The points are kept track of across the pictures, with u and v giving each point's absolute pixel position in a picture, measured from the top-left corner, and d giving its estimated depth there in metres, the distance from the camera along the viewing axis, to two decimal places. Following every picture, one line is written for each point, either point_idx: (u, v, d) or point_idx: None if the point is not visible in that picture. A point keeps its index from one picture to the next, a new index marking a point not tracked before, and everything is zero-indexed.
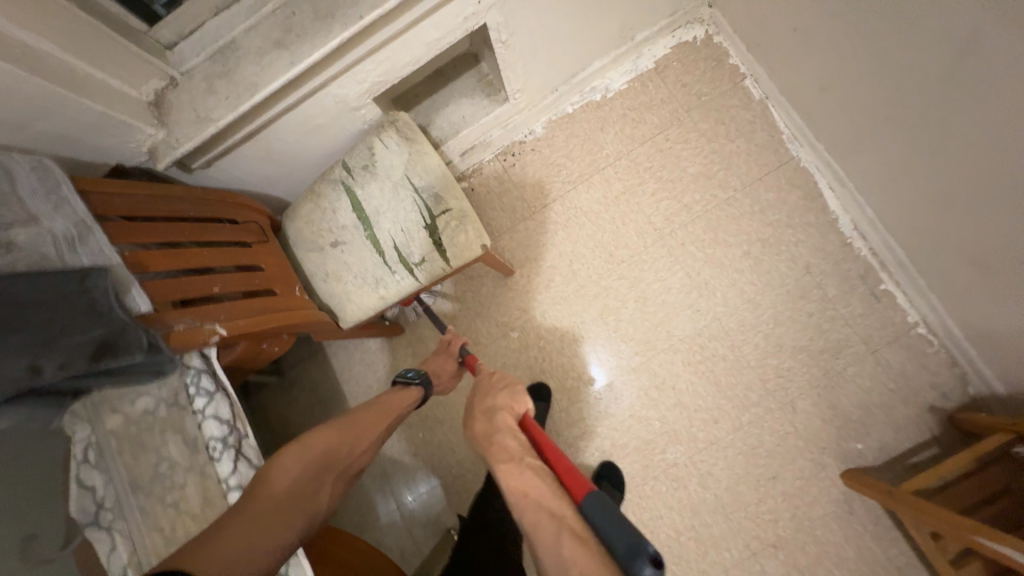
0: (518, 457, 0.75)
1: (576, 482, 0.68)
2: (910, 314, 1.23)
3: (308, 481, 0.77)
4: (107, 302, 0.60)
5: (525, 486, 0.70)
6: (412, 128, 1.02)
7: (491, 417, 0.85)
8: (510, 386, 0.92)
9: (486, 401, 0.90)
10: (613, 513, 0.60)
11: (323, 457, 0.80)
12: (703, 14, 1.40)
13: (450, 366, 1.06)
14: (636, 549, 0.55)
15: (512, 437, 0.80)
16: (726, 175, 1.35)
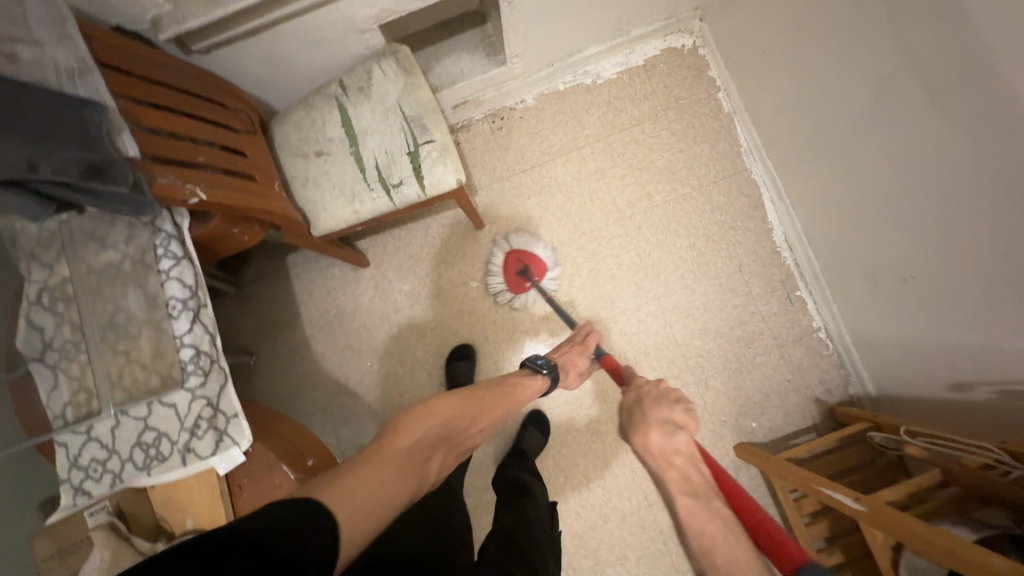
0: (704, 496, 0.76)
1: (784, 543, 0.67)
2: (815, 319, 1.42)
3: (430, 446, 0.73)
4: (98, 132, 0.63)
5: (722, 546, 0.69)
6: (411, 62, 1.09)
7: (671, 436, 0.86)
8: (686, 402, 0.93)
9: (650, 420, 0.90)
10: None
11: (445, 428, 0.77)
12: (694, 25, 1.54)
13: (581, 360, 1.13)
14: None
15: (694, 468, 0.81)
16: (687, 174, 1.50)
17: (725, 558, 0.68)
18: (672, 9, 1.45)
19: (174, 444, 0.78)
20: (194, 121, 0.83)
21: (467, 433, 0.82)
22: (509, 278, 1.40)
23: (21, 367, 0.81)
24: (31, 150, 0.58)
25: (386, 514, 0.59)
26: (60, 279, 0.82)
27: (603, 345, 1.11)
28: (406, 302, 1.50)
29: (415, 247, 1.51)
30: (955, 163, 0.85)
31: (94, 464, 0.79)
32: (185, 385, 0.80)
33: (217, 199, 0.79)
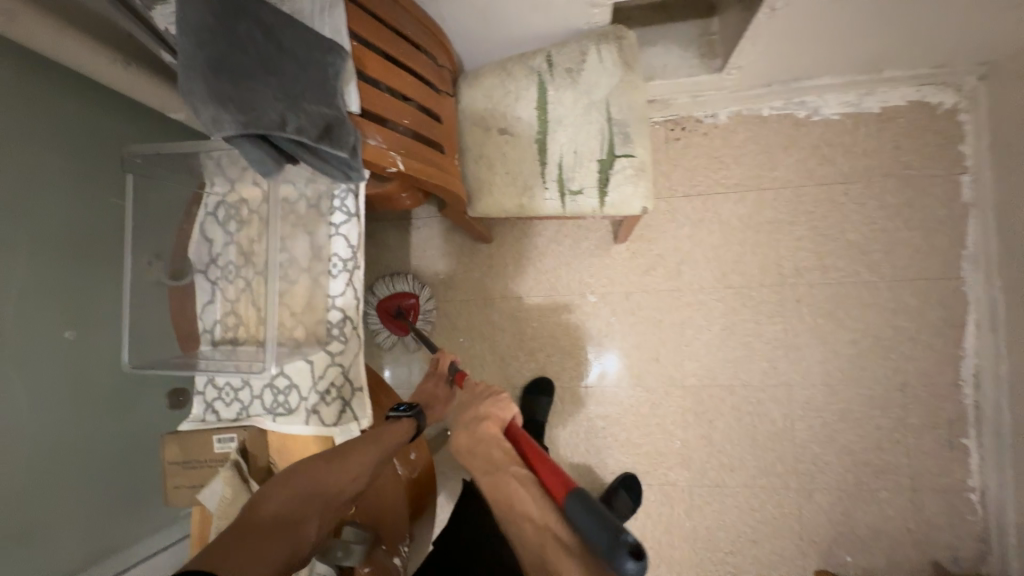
0: (504, 467, 0.71)
1: (559, 483, 0.66)
2: (973, 477, 1.19)
3: (301, 507, 0.62)
4: (333, 86, 0.56)
5: (528, 512, 0.65)
6: (634, 54, 0.94)
7: (473, 428, 0.77)
8: (495, 393, 0.83)
9: (468, 415, 0.81)
10: (592, 510, 0.58)
11: (315, 480, 0.65)
12: (965, 82, 1.21)
13: (438, 388, 0.98)
14: (613, 540, 0.55)
15: (498, 447, 0.74)
16: (880, 258, 1.25)
17: (530, 521, 0.64)
18: (952, 57, 1.14)
19: (302, 400, 0.78)
20: (406, 74, 0.75)
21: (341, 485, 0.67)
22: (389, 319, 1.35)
23: (185, 275, 0.81)
24: (281, 104, 0.50)
25: None
26: (238, 198, 0.82)
27: (453, 361, 0.93)
28: (512, 292, 1.43)
29: (540, 239, 1.42)
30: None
31: (227, 388, 0.80)
32: (326, 346, 0.78)
33: (411, 173, 0.71)
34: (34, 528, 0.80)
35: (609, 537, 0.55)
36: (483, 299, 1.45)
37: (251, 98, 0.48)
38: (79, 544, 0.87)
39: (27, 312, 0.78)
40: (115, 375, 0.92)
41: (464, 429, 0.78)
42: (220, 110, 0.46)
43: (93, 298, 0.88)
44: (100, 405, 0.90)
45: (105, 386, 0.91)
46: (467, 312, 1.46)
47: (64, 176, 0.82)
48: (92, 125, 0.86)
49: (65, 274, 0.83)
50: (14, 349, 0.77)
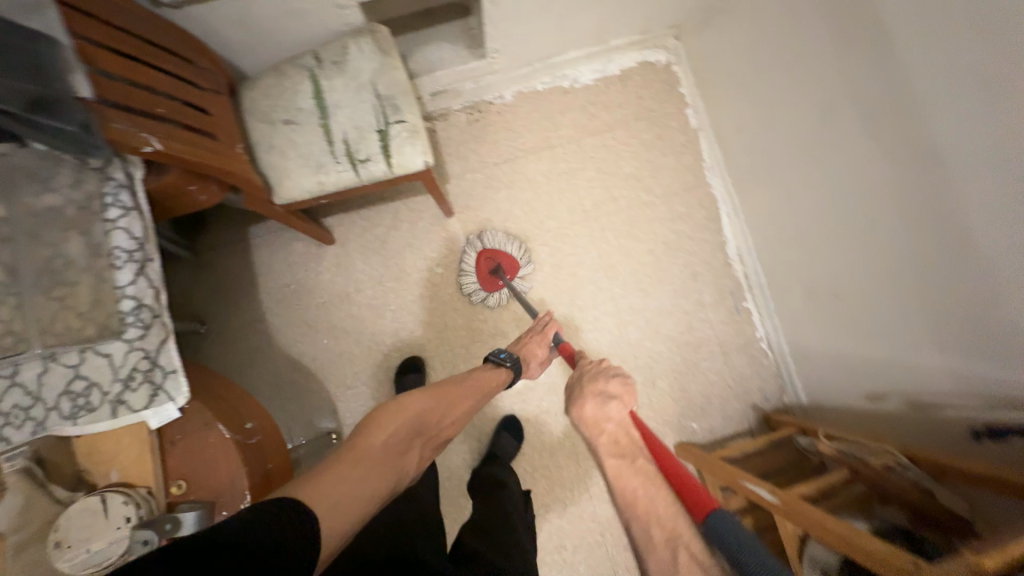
0: (631, 458, 0.80)
1: (699, 498, 0.71)
2: (759, 330, 1.51)
3: (403, 442, 0.79)
4: (51, 70, 0.66)
5: (655, 511, 0.70)
6: (389, 43, 1.10)
7: (602, 407, 0.88)
8: (624, 376, 0.94)
9: (597, 382, 0.93)
10: (746, 539, 0.63)
11: (419, 423, 0.83)
12: (669, 42, 1.60)
13: (539, 354, 1.15)
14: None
15: (626, 434, 0.85)
16: (652, 182, 1.56)
17: (658, 525, 0.69)
18: (650, 24, 1.51)
19: (105, 395, 0.77)
20: (156, 72, 0.82)
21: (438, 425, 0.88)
22: (481, 276, 1.44)
23: None
24: None
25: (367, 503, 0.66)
26: None
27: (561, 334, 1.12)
28: (367, 283, 1.50)
29: (381, 229, 1.52)
30: (850, 201, 1.04)
31: (15, 414, 0.74)
32: (123, 336, 0.79)
33: (173, 153, 0.77)
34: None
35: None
36: (340, 297, 1.49)
37: None
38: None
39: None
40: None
41: (593, 405, 0.88)
42: None
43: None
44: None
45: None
46: (326, 313, 1.49)
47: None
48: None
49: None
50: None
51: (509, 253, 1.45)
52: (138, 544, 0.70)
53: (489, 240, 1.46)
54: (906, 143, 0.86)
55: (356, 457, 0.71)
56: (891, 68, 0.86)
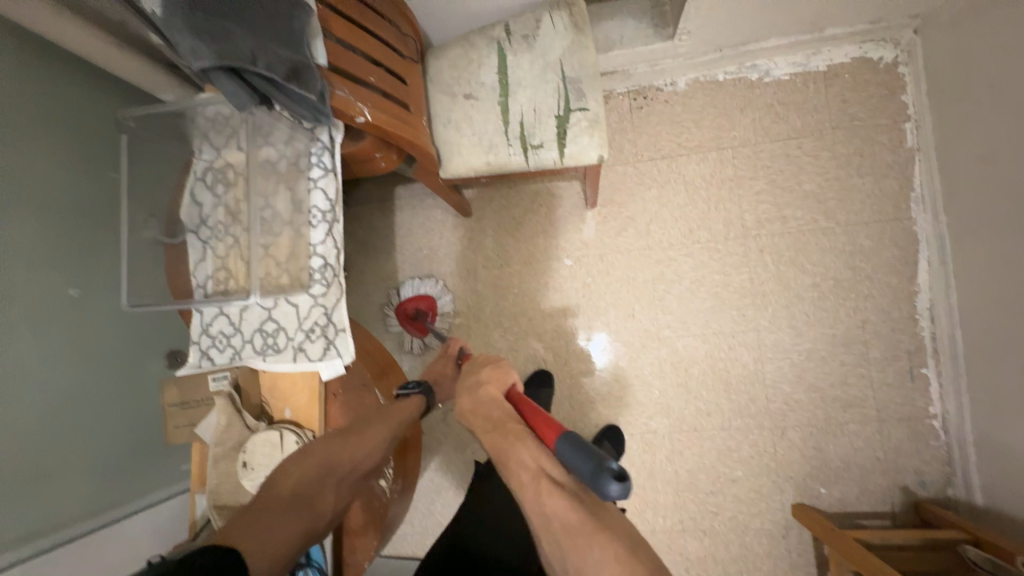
0: (503, 427, 0.70)
1: (549, 429, 0.65)
2: (934, 406, 1.26)
3: (314, 483, 0.70)
4: (300, 36, 0.64)
5: (522, 461, 0.64)
6: (584, 19, 1.01)
7: (475, 389, 0.78)
8: (495, 360, 0.83)
9: (470, 380, 0.81)
10: (583, 448, 0.57)
11: (327, 457, 0.72)
12: (903, 37, 1.30)
13: (448, 369, 1.01)
14: (599, 466, 0.53)
15: (497, 408, 0.74)
16: (835, 206, 1.33)
17: (524, 468, 0.64)
18: (887, 13, 1.23)
19: (290, 340, 0.84)
20: (371, 38, 0.83)
21: (355, 462, 0.75)
22: (408, 326, 1.42)
23: (178, 234, 0.88)
24: (252, 43, 0.59)
25: (276, 552, 0.60)
26: (224, 163, 0.88)
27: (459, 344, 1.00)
28: (494, 261, 1.50)
29: (518, 209, 1.50)
30: None
31: (221, 337, 0.86)
32: (309, 290, 0.85)
33: (379, 124, 0.79)
34: (49, 468, 0.88)
35: (591, 466, 0.54)
36: (466, 270, 1.52)
37: (224, 33, 0.58)
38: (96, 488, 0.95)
39: (43, 271, 0.88)
40: (131, 328, 1.05)
41: (466, 390, 0.79)
42: (197, 44, 0.56)
43: (106, 262, 1.00)
44: (112, 362, 1.00)
45: (118, 346, 1.01)
46: (451, 284, 1.52)
47: (79, 153, 0.95)
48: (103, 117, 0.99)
49: (84, 239, 0.96)
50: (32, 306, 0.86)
51: (427, 293, 1.46)
52: None
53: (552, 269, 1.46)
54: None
55: (254, 512, 0.64)
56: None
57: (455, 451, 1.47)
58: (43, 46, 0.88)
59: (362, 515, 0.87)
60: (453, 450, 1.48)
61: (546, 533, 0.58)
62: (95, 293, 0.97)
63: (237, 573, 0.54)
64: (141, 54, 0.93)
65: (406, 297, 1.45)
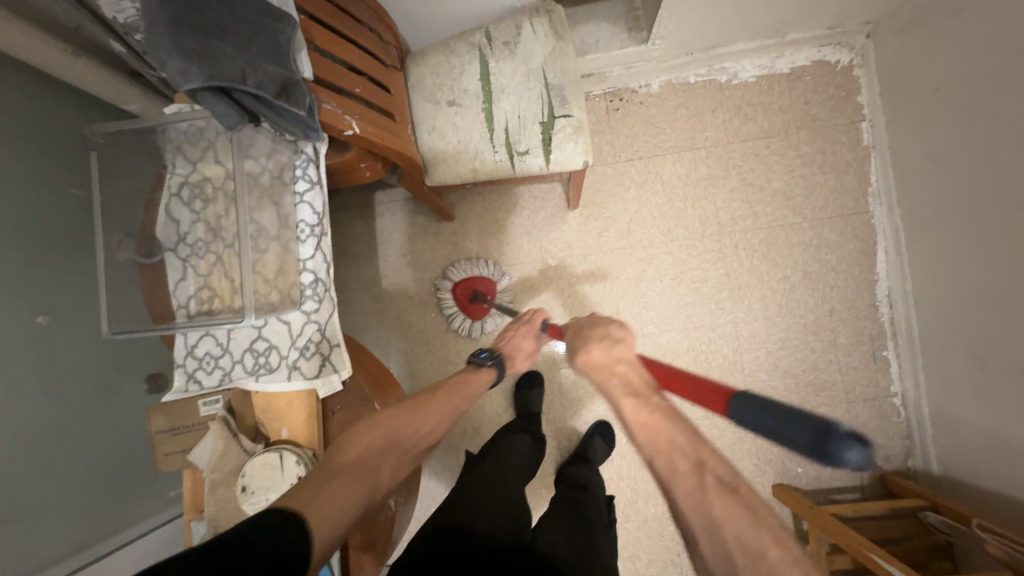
0: (646, 397, 0.65)
1: (715, 394, 0.60)
2: (895, 384, 1.36)
3: (379, 456, 0.70)
4: (286, 51, 0.62)
5: (676, 450, 0.57)
6: (564, 26, 1.03)
7: (608, 347, 0.72)
8: (618, 320, 0.77)
9: (592, 334, 0.76)
10: (789, 413, 0.52)
11: (392, 432, 0.73)
12: (857, 41, 1.38)
13: (527, 348, 0.96)
14: (825, 434, 0.48)
15: (638, 373, 0.69)
16: (802, 202, 1.40)
17: (682, 461, 0.56)
18: (842, 19, 1.30)
19: (283, 358, 0.83)
20: (353, 47, 0.81)
21: (417, 437, 0.76)
22: (466, 308, 1.44)
23: (155, 253, 0.84)
24: (242, 62, 0.58)
25: (339, 522, 0.60)
26: (201, 177, 0.85)
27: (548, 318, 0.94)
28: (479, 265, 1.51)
29: (501, 212, 1.50)
30: None
31: (208, 358, 0.83)
32: (301, 306, 0.84)
33: (368, 136, 0.78)
34: (24, 511, 0.83)
35: (814, 433, 0.49)
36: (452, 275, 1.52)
37: (212, 53, 0.56)
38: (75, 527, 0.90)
39: (7, 299, 0.82)
40: (104, 354, 0.99)
41: (594, 348, 0.73)
42: (185, 65, 0.54)
43: (74, 284, 0.94)
44: (87, 390, 0.95)
45: (90, 374, 0.96)
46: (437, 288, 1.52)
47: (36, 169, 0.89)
48: (61, 131, 0.93)
49: (48, 262, 0.90)
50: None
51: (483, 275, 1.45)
52: None
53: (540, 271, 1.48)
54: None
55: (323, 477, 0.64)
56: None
57: (450, 456, 1.47)
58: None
59: (361, 534, 0.86)
60: (446, 456, 1.48)
61: (710, 542, 0.52)
62: (62, 320, 0.91)
63: (296, 541, 0.54)
64: (102, 63, 0.88)
65: (462, 279, 1.45)
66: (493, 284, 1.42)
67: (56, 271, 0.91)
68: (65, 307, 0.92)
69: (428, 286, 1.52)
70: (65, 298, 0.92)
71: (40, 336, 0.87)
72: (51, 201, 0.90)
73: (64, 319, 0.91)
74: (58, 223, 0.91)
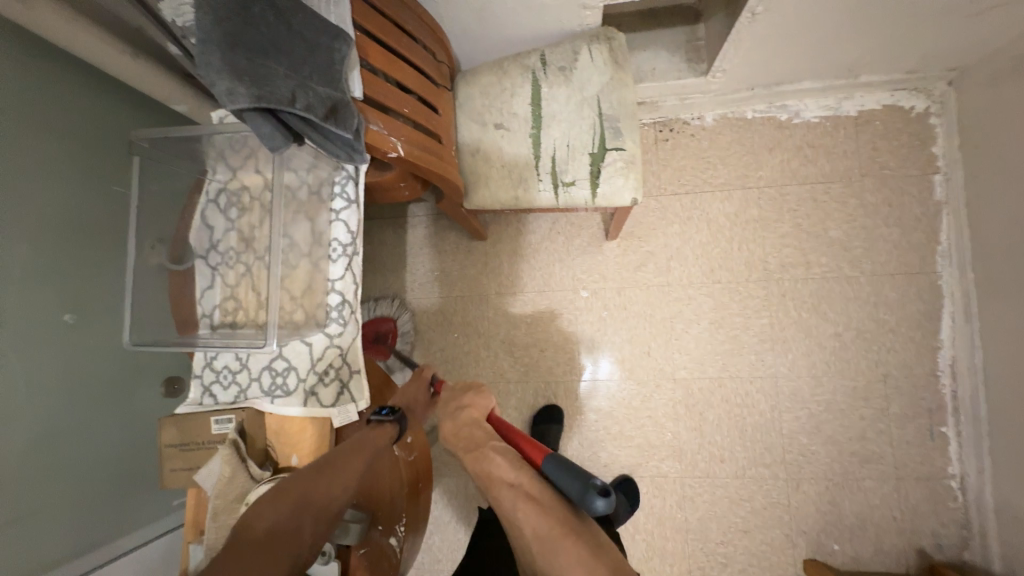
0: (484, 447, 0.72)
1: (534, 449, 0.70)
2: (954, 465, 1.23)
3: (290, 521, 0.64)
4: (339, 71, 0.59)
5: (502, 482, 0.66)
6: (624, 54, 0.98)
7: (456, 414, 0.80)
8: (475, 385, 0.85)
9: (450, 405, 0.83)
10: (566, 467, 0.62)
11: (301, 492, 0.67)
12: (936, 87, 1.28)
13: (422, 396, 0.93)
14: (584, 487, 0.59)
15: (480, 430, 0.76)
16: (861, 255, 1.30)
17: (503, 488, 0.65)
18: (923, 64, 1.21)
19: (300, 381, 0.79)
20: (406, 66, 0.78)
21: (331, 495, 0.69)
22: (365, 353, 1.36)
23: (185, 259, 0.82)
24: (293, 82, 0.55)
25: None
26: (239, 186, 0.83)
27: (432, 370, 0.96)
28: (507, 288, 1.46)
29: (534, 235, 1.45)
30: None
31: (226, 371, 0.81)
32: (325, 328, 0.80)
33: (412, 159, 0.74)
34: (21, 516, 0.80)
35: (578, 485, 0.60)
36: (478, 296, 1.47)
37: (263, 72, 0.53)
38: (82, 526, 0.89)
39: (38, 291, 0.82)
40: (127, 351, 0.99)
41: (448, 419, 0.80)
42: (234, 84, 0.51)
43: (102, 279, 0.93)
44: (106, 386, 0.94)
45: (111, 370, 0.95)
46: (461, 308, 1.48)
47: (83, 163, 0.89)
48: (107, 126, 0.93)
49: (82, 256, 0.89)
50: (22, 326, 0.80)
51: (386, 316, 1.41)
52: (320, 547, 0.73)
53: (569, 301, 1.42)
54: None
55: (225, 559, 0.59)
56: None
57: (457, 484, 1.41)
58: (51, 50, 0.83)
59: None
60: (454, 483, 1.42)
61: (534, 553, 0.58)
62: (88, 313, 0.91)
63: None
64: (156, 62, 0.88)
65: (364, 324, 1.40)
66: (392, 325, 1.37)
67: (87, 264, 0.90)
68: (93, 301, 0.91)
69: (451, 305, 1.48)
70: (94, 292, 0.91)
71: (65, 329, 0.87)
72: (93, 195, 0.91)
73: (91, 312, 0.91)
74: (96, 219, 0.92)
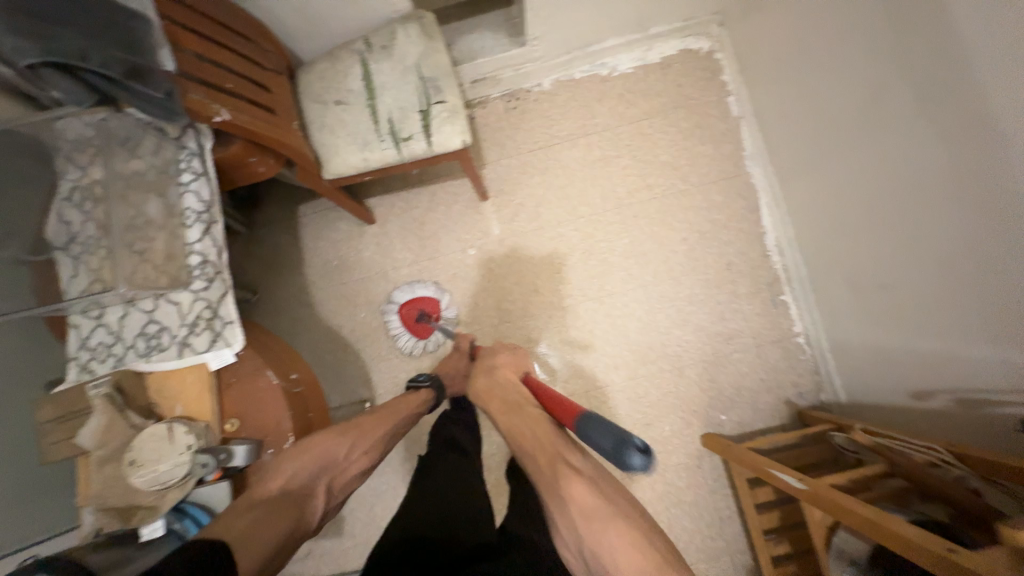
0: (521, 410, 0.83)
1: (568, 411, 0.78)
2: (797, 324, 1.45)
3: (308, 478, 0.81)
4: (143, 44, 0.74)
5: (539, 444, 0.75)
6: (433, 28, 1.16)
7: (491, 372, 0.97)
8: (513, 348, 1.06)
9: (486, 365, 1.01)
10: (601, 424, 0.68)
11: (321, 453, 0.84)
12: (713, 30, 1.58)
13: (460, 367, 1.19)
14: (623, 443, 0.64)
15: (514, 394, 0.88)
16: (688, 171, 1.54)
17: (541, 452, 0.74)
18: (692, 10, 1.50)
19: (174, 337, 0.87)
20: (226, 51, 0.91)
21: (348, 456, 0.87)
22: (410, 327, 1.46)
23: (42, 252, 0.89)
24: (86, 44, 0.70)
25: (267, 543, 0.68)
26: (90, 180, 0.89)
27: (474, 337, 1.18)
28: (403, 262, 1.57)
29: (418, 211, 1.59)
30: (894, 197, 1.02)
31: (100, 347, 0.86)
32: (190, 287, 0.89)
33: (241, 124, 0.85)
34: None
35: (615, 443, 0.65)
36: (377, 274, 1.57)
37: (55, 35, 0.68)
38: None
39: None
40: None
41: (483, 378, 0.96)
42: (24, 43, 0.66)
43: None
44: None
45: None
46: (365, 289, 1.57)
47: None
48: None
49: None
50: None
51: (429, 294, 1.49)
52: (202, 467, 0.80)
53: (461, 261, 1.55)
54: (952, 119, 0.84)
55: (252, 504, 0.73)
56: (934, 42, 0.84)
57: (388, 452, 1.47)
58: None
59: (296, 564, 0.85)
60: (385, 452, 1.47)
61: (563, 516, 0.66)
62: None
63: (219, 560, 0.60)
64: None
65: (405, 300, 1.48)
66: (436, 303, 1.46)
67: None
68: None
69: (354, 288, 1.57)
70: None
71: None
72: None
73: None
74: None
